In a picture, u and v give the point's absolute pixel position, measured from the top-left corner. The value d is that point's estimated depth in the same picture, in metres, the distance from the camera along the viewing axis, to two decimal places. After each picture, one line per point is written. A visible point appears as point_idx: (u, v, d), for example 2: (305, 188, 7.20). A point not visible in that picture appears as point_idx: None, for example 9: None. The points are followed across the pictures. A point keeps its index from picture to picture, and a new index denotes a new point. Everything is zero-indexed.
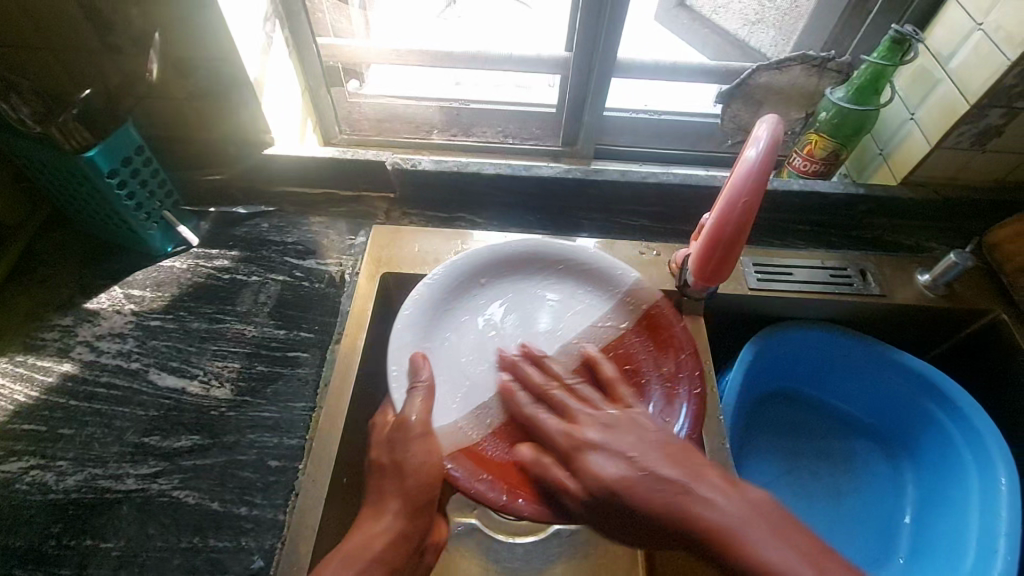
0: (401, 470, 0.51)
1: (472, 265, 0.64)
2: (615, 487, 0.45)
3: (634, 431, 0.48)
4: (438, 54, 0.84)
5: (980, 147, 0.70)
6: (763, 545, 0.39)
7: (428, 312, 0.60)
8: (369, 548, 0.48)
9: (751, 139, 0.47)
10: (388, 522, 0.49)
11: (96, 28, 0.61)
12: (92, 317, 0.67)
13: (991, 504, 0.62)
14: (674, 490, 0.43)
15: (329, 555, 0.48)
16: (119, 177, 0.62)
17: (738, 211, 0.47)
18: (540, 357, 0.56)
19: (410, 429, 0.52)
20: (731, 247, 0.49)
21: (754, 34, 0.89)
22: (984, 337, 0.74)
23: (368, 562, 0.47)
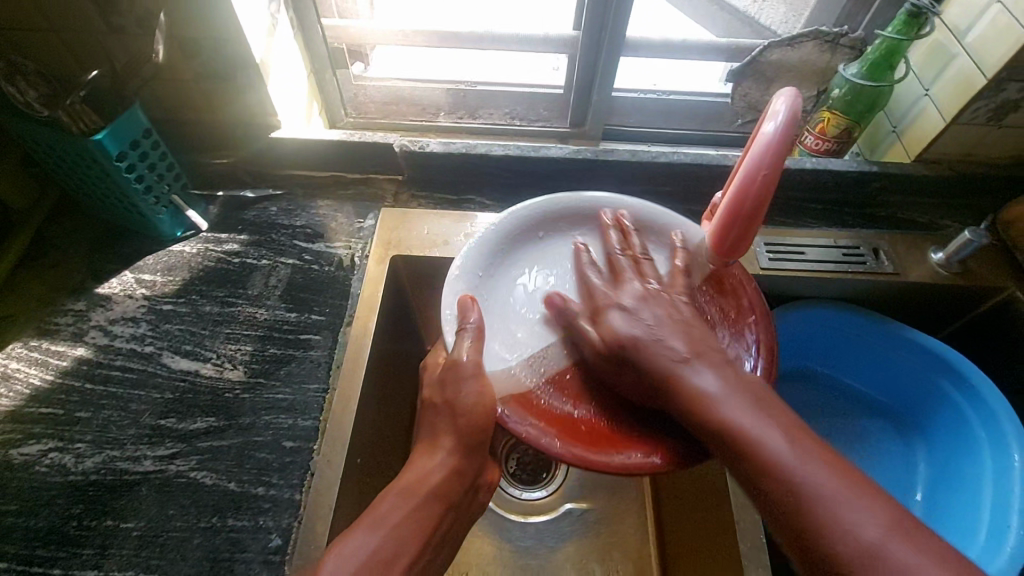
0: (453, 411, 0.48)
1: (530, 213, 0.59)
2: (628, 345, 0.47)
3: (662, 314, 0.48)
4: (444, 35, 0.83)
5: (996, 122, 0.69)
6: (743, 415, 0.41)
7: (481, 263, 0.56)
8: (425, 482, 0.48)
9: (768, 114, 0.46)
10: (440, 461, 0.48)
11: (100, 8, 0.60)
12: (105, 302, 0.67)
13: (1003, 482, 0.62)
14: (690, 363, 0.45)
15: (388, 488, 0.48)
16: (128, 161, 0.62)
17: (756, 185, 0.46)
18: (624, 271, 0.53)
19: (460, 369, 0.48)
20: (749, 224, 0.48)
21: (764, 10, 0.87)
22: (997, 315, 0.73)
23: (425, 496, 0.47)
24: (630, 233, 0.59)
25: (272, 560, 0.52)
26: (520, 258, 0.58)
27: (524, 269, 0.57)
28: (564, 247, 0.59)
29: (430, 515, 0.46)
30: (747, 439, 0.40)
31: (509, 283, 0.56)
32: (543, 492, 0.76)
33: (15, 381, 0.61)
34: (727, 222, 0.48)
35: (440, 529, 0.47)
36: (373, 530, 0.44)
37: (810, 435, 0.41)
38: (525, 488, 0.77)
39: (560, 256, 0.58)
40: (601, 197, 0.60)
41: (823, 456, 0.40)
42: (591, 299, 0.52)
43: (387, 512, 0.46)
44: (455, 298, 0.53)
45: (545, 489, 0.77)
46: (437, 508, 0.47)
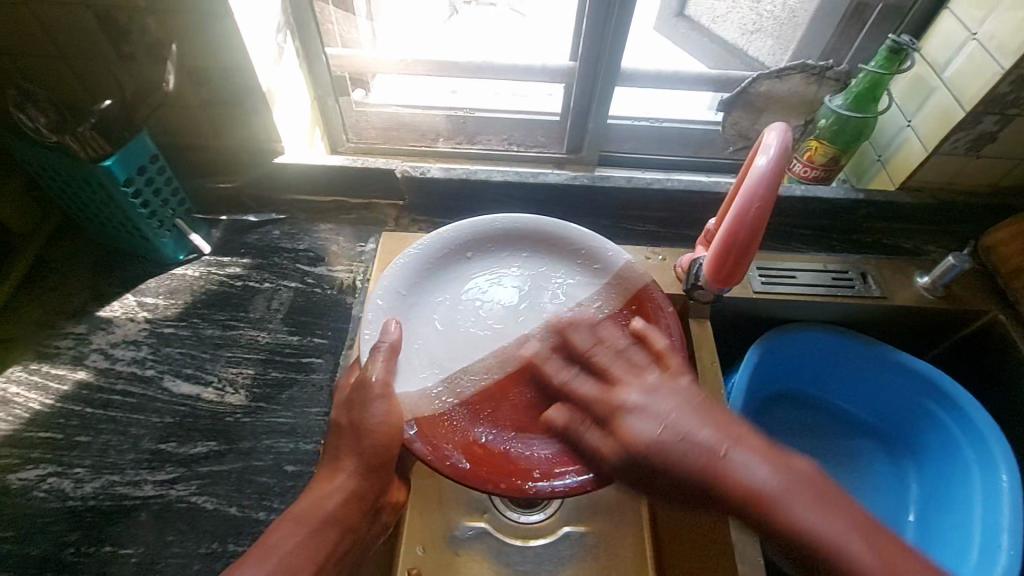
0: (357, 432, 0.48)
1: (463, 234, 0.62)
2: (654, 452, 0.41)
3: (678, 404, 0.43)
4: (445, 64, 0.85)
5: (974, 153, 0.72)
6: (808, 517, 0.38)
7: (408, 279, 0.59)
8: (324, 506, 0.46)
9: (762, 147, 0.49)
10: (342, 480, 0.47)
11: (112, 38, 0.62)
12: (106, 325, 0.67)
13: (993, 501, 0.63)
14: (732, 455, 0.40)
15: (286, 513, 0.46)
16: (135, 186, 0.63)
17: (751, 215, 0.48)
18: (608, 369, 0.49)
19: (368, 389, 0.49)
20: (744, 252, 0.50)
21: (753, 43, 0.91)
22: (981, 338, 0.75)
23: (320, 521, 0.45)
24: (555, 259, 0.62)
25: None
26: (447, 276, 0.60)
27: (451, 288, 0.60)
28: (490, 268, 0.61)
29: (325, 542, 0.45)
30: (826, 553, 0.37)
31: (436, 298, 0.59)
32: (542, 515, 0.75)
33: (14, 405, 0.61)
34: (723, 250, 0.50)
35: (338, 556, 0.46)
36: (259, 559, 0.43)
37: (879, 525, 0.38)
38: (524, 510, 0.76)
39: (479, 277, 0.61)
40: (532, 223, 0.63)
41: (895, 544, 0.37)
42: (587, 405, 0.47)
43: (283, 538, 0.44)
44: (377, 315, 0.56)
45: (544, 511, 0.76)
46: (336, 531, 0.46)
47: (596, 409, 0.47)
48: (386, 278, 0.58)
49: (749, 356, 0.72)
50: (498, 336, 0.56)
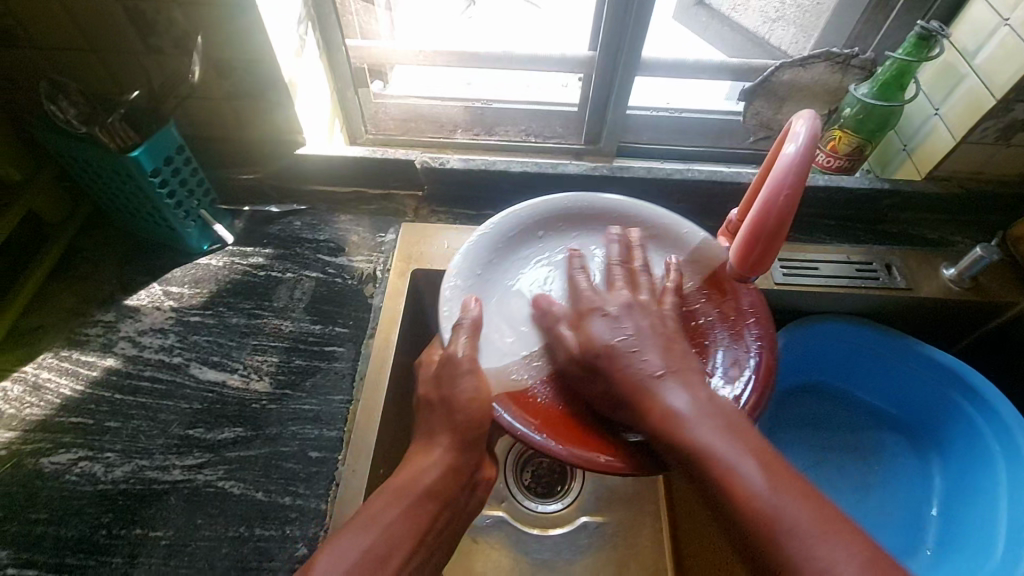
0: (447, 408, 0.49)
1: (537, 212, 0.59)
2: (603, 355, 0.46)
3: (644, 326, 0.47)
4: (465, 55, 0.85)
5: (1005, 141, 0.71)
6: (710, 438, 0.40)
7: (481, 259, 0.56)
8: (423, 475, 0.48)
9: (790, 135, 0.48)
10: (439, 455, 0.49)
11: (140, 31, 0.63)
12: (133, 314, 0.68)
13: (1021, 497, 0.62)
14: (666, 381, 0.43)
15: (385, 486, 0.48)
16: (162, 176, 0.64)
17: (779, 204, 0.47)
18: (616, 280, 0.52)
19: (455, 364, 0.50)
20: (771, 242, 0.49)
21: (775, 31, 0.90)
22: (1008, 331, 0.74)
23: (421, 493, 0.47)
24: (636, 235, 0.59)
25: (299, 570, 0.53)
26: (522, 256, 0.58)
27: (527, 269, 0.57)
28: (566, 248, 0.58)
29: (425, 514, 0.46)
30: (713, 470, 0.39)
31: (513, 277, 0.56)
32: (560, 504, 0.76)
33: (46, 390, 0.62)
34: (750, 239, 0.49)
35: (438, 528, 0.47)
36: (359, 530, 0.44)
37: (783, 461, 0.40)
38: (541, 500, 0.77)
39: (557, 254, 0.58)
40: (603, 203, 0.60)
41: (794, 485, 0.38)
42: (568, 313, 0.51)
43: (380, 514, 0.45)
44: (454, 295, 0.54)
45: (561, 501, 0.77)
46: (432, 507, 0.46)
47: (575, 309, 0.50)
48: (459, 256, 0.56)
49: None
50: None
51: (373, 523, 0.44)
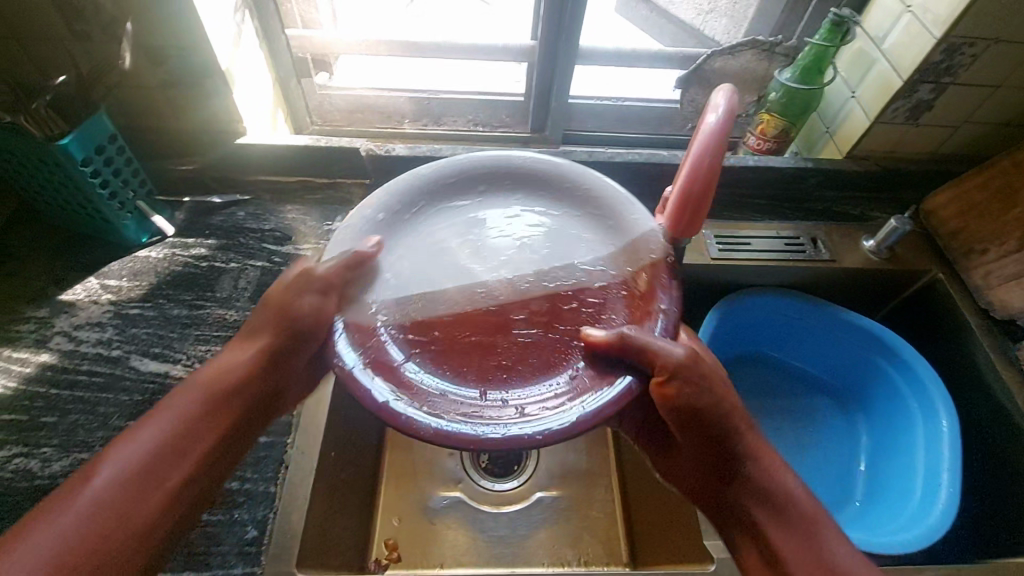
0: (286, 314, 0.47)
1: (485, 165, 0.59)
2: (717, 429, 0.46)
3: (721, 393, 0.46)
4: (407, 44, 0.86)
5: (914, 121, 0.76)
6: (792, 524, 0.43)
7: (409, 200, 0.56)
8: (225, 375, 0.46)
9: (711, 106, 0.51)
10: (250, 357, 0.47)
11: (65, 17, 0.61)
12: (68, 308, 0.67)
13: (933, 444, 0.68)
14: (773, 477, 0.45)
15: (181, 385, 0.45)
16: (94, 166, 0.62)
17: (704, 164, 0.50)
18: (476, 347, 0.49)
19: (309, 277, 0.48)
20: (699, 205, 0.50)
21: (708, 23, 0.94)
22: (923, 296, 0.80)
23: (221, 394, 0.45)
24: (567, 207, 0.58)
25: (249, 553, 0.53)
26: (452, 208, 0.58)
27: (450, 223, 0.56)
28: (499, 211, 0.58)
29: (223, 417, 0.44)
30: (793, 538, 0.43)
31: (428, 227, 0.56)
32: (516, 481, 0.78)
33: None
34: (678, 195, 0.51)
35: (238, 432, 0.45)
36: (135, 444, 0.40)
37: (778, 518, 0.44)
38: (497, 479, 0.78)
39: (486, 217, 0.57)
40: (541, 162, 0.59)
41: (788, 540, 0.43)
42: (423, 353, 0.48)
43: (177, 410, 0.43)
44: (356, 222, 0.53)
45: (517, 479, 0.78)
46: (234, 406, 0.45)
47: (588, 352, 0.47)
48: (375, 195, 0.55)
49: (708, 321, 0.75)
50: (476, 273, 0.53)
51: (166, 429, 0.42)
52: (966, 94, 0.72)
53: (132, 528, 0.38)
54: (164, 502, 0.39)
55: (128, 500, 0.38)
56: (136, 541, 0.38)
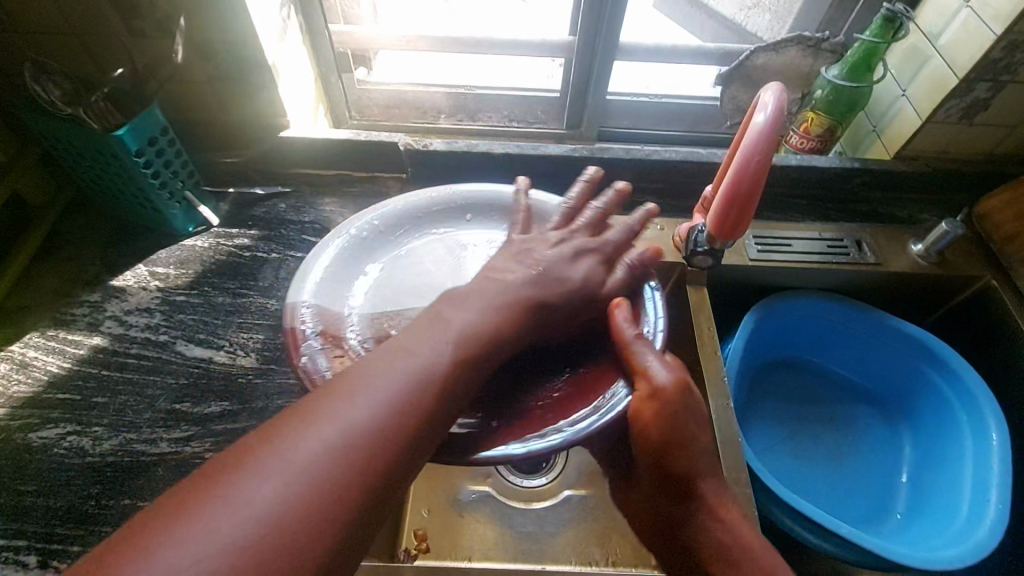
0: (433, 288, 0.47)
1: (469, 198, 0.64)
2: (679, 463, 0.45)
3: (693, 428, 0.46)
4: (446, 40, 0.86)
5: (969, 120, 0.73)
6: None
7: (398, 220, 0.61)
8: (452, 326, 0.40)
9: (759, 105, 0.51)
10: (470, 312, 0.42)
11: (122, 13, 0.63)
12: (119, 293, 0.69)
13: (983, 458, 0.66)
14: (712, 527, 0.45)
15: (387, 366, 0.37)
16: (146, 157, 0.65)
17: (750, 170, 0.50)
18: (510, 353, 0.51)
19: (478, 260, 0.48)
20: (746, 205, 0.52)
21: (751, 18, 0.92)
22: (974, 303, 0.77)
23: (424, 383, 0.36)
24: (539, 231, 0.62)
25: None
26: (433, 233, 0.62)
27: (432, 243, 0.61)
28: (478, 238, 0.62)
29: (415, 414, 0.35)
30: None
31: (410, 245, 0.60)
32: (544, 478, 0.78)
33: (33, 368, 0.63)
34: (726, 203, 0.52)
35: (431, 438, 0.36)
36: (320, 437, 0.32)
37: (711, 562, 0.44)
38: (525, 475, 0.78)
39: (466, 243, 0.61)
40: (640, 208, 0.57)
41: None
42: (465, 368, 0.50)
43: (373, 397, 0.35)
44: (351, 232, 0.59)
45: (545, 476, 0.78)
46: (434, 404, 0.36)
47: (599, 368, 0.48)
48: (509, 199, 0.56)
49: (746, 321, 0.74)
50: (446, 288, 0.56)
51: (358, 409, 0.34)
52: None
53: (337, 500, 0.31)
54: (381, 456, 0.33)
55: (343, 446, 0.32)
56: (341, 520, 0.31)
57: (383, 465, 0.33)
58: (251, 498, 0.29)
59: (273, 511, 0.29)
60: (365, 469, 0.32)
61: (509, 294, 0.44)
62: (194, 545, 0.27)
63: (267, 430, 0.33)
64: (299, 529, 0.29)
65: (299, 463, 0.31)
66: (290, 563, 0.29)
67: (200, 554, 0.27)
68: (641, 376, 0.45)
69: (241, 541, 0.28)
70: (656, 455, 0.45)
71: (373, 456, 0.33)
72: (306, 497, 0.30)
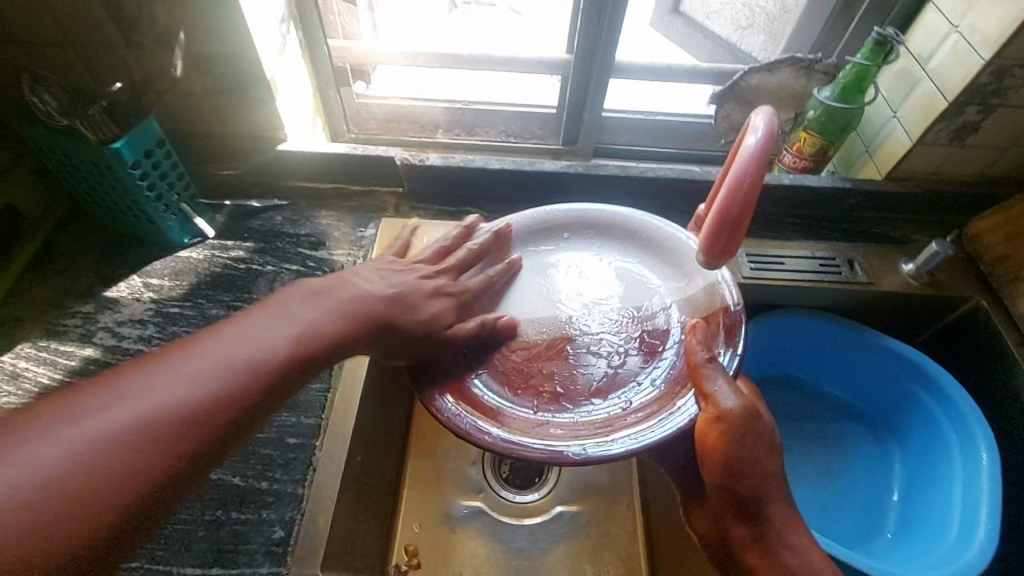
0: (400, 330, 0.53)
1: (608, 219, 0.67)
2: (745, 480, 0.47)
3: (760, 449, 0.48)
4: (443, 56, 0.87)
5: (959, 143, 0.74)
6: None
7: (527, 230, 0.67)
8: (296, 317, 0.46)
9: (750, 130, 0.51)
10: (314, 310, 0.47)
11: (122, 27, 0.64)
12: (113, 305, 0.69)
13: (971, 478, 0.66)
14: (780, 550, 0.47)
15: (215, 344, 0.40)
16: (142, 169, 0.65)
17: (741, 192, 0.49)
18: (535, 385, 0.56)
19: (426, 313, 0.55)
20: (735, 229, 0.51)
21: (745, 39, 0.94)
22: (964, 323, 0.78)
23: (244, 364, 0.40)
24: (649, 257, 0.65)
25: (276, 552, 0.54)
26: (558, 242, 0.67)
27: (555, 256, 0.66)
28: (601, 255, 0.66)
29: (236, 387, 0.39)
30: None
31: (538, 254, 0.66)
32: (537, 494, 0.77)
33: (23, 379, 0.63)
34: (715, 226, 0.51)
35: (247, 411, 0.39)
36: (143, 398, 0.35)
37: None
38: (517, 491, 0.78)
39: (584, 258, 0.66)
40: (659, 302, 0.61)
41: None
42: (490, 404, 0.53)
43: (204, 370, 0.39)
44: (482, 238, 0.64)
45: (538, 492, 0.78)
46: (259, 388, 0.40)
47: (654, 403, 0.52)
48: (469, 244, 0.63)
49: None
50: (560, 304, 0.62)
51: (183, 378, 0.37)
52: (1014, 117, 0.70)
53: (149, 451, 0.34)
54: (212, 420, 0.37)
55: (160, 411, 0.35)
56: (145, 470, 0.34)
57: (201, 438, 0.36)
58: (89, 426, 0.33)
59: (85, 457, 0.32)
60: (189, 425, 0.36)
61: (371, 302, 0.51)
62: (13, 469, 0.30)
63: (103, 374, 0.37)
64: (121, 463, 0.33)
65: (132, 405, 0.35)
66: (89, 500, 0.31)
67: (18, 474, 0.30)
68: (708, 400, 0.48)
69: (45, 481, 0.31)
70: (723, 476, 0.47)
71: (204, 418, 0.37)
72: (135, 432, 0.34)
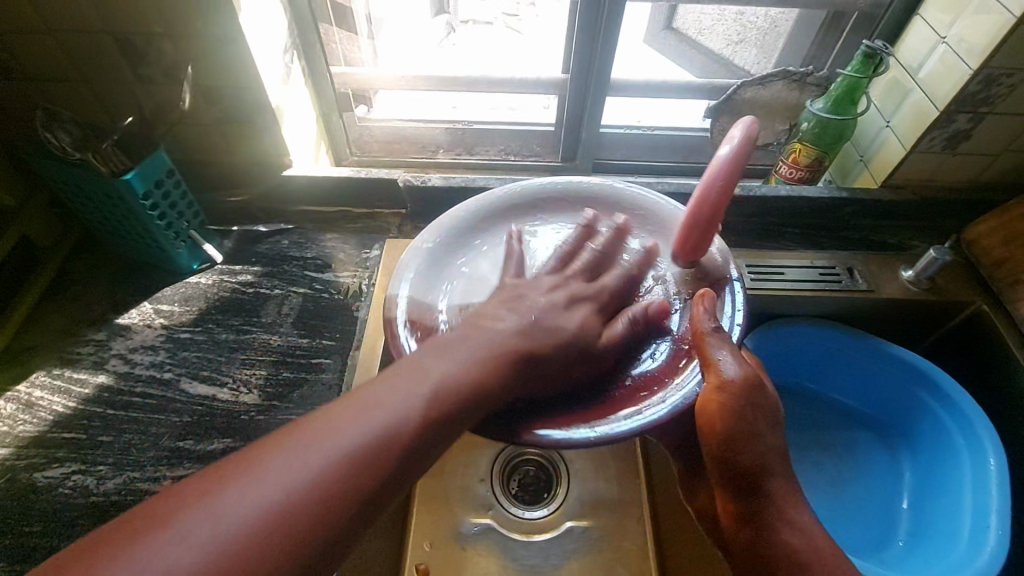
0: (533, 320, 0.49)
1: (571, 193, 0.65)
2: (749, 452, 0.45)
3: (762, 419, 0.45)
4: (443, 79, 0.89)
5: (952, 150, 0.75)
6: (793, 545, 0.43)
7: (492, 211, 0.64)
8: (426, 377, 0.40)
9: (727, 137, 0.52)
10: (409, 388, 0.39)
11: (131, 61, 0.66)
12: (124, 332, 0.70)
13: (981, 484, 0.66)
14: (785, 530, 0.44)
15: (371, 391, 0.39)
16: (152, 199, 0.67)
17: (711, 199, 0.53)
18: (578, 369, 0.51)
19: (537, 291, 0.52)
20: (707, 230, 0.55)
21: (738, 53, 0.95)
22: (967, 327, 0.78)
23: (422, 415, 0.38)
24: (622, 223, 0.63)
25: None
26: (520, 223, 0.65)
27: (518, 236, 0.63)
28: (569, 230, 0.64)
29: (370, 454, 0.35)
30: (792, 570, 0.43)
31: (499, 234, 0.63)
32: (544, 511, 0.78)
33: (39, 408, 0.64)
34: (686, 229, 0.55)
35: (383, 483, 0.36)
36: (259, 480, 0.33)
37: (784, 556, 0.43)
38: (527, 507, 0.78)
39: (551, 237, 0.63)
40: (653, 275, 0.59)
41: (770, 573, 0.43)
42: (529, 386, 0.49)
43: (328, 430, 0.36)
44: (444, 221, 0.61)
45: (547, 508, 0.78)
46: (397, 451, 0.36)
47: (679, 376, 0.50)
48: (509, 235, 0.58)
49: None
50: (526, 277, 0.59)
51: (296, 455, 0.34)
52: (1005, 124, 0.72)
53: (284, 539, 0.32)
54: (299, 545, 0.32)
55: (270, 507, 0.32)
56: (272, 563, 0.31)
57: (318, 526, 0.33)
58: (151, 565, 0.29)
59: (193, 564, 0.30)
60: (333, 515, 0.33)
61: (504, 340, 0.45)
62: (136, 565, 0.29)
63: (224, 464, 0.34)
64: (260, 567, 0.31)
65: (209, 521, 0.31)
66: None
67: None
68: (710, 367, 0.46)
69: None
70: (721, 449, 0.45)
71: (343, 503, 0.34)
72: None
